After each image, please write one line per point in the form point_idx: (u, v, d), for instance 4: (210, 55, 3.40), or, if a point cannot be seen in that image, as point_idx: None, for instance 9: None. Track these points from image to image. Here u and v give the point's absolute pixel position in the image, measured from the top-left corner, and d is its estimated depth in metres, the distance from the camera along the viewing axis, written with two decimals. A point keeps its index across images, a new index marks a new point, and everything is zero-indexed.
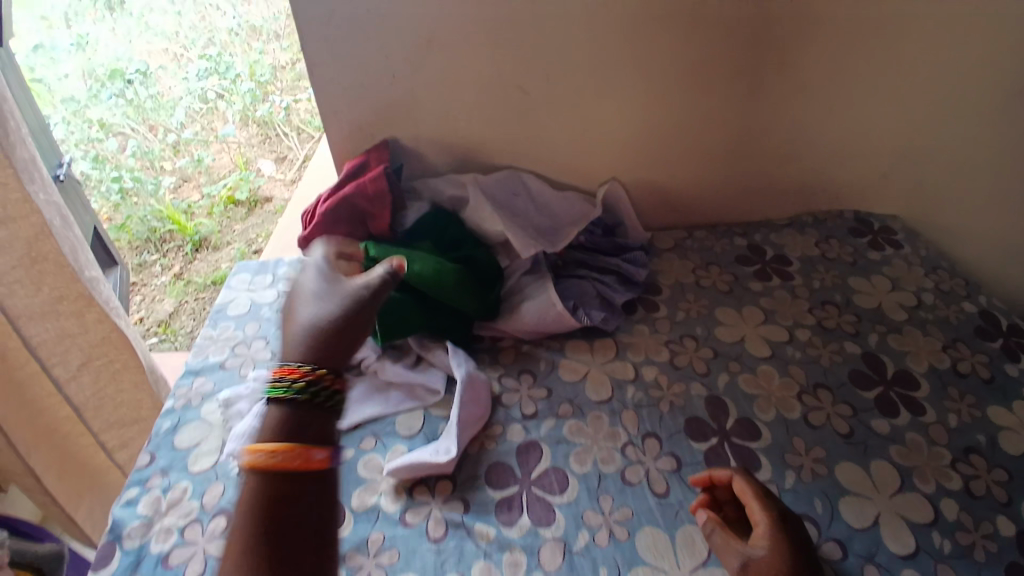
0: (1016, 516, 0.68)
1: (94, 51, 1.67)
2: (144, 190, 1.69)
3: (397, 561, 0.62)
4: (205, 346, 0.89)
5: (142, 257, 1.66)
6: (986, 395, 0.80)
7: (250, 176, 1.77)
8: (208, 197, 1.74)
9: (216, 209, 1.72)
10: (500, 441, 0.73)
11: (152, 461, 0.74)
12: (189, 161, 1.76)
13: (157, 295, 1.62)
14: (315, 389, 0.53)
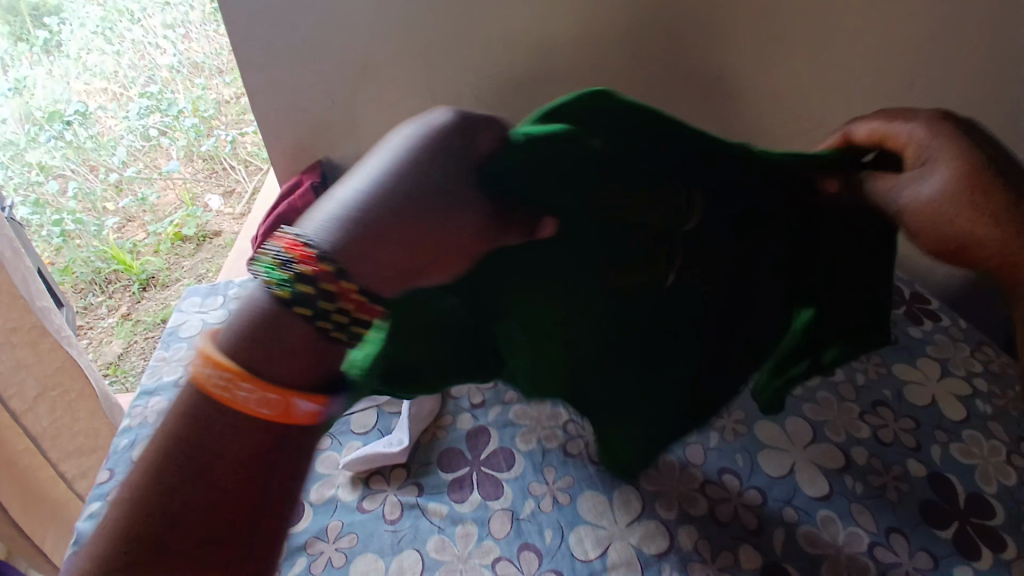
0: (926, 458, 0.74)
1: (32, 95, 1.60)
2: (87, 231, 1.69)
3: (355, 543, 0.66)
4: (158, 366, 0.92)
5: (87, 299, 1.71)
6: (890, 355, 0.88)
7: (196, 211, 1.82)
8: (154, 235, 1.78)
9: (162, 245, 1.77)
10: (451, 429, 0.78)
11: (111, 477, 0.77)
12: (132, 200, 1.78)
13: (106, 337, 1.68)
14: (296, 292, 0.33)
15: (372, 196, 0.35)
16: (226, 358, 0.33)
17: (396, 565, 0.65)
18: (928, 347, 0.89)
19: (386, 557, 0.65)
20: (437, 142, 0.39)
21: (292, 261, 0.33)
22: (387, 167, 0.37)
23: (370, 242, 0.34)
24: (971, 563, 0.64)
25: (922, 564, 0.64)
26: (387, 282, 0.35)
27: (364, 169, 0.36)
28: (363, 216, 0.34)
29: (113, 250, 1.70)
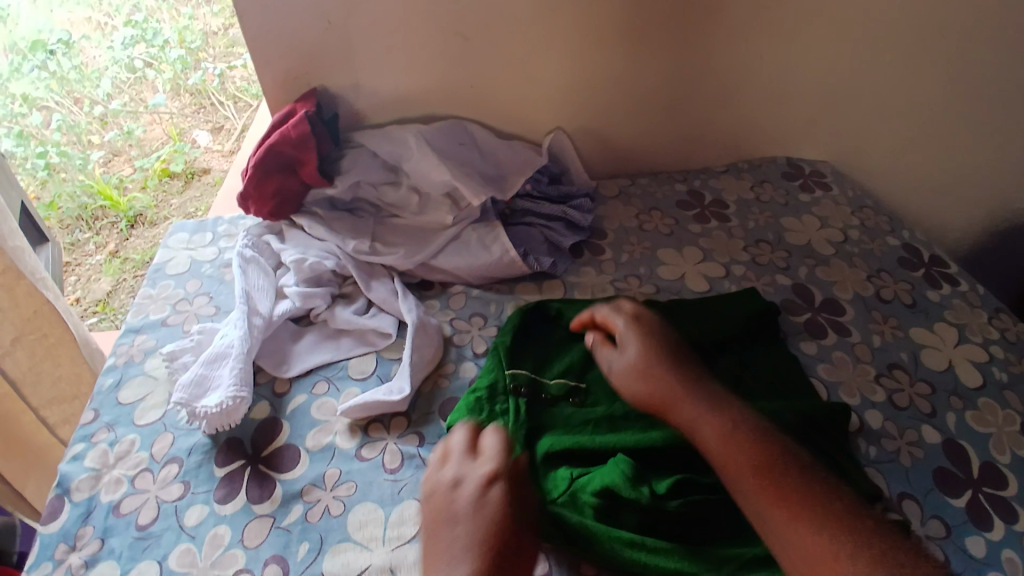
0: (941, 425, 0.72)
1: (15, 25, 1.55)
2: (72, 165, 1.58)
3: (354, 492, 0.63)
4: (143, 304, 0.87)
5: (73, 235, 1.55)
6: (907, 318, 0.85)
7: (183, 145, 1.67)
8: (141, 170, 1.64)
9: (149, 181, 1.63)
10: (453, 378, 0.75)
11: (97, 418, 0.74)
12: (118, 134, 1.67)
13: (91, 275, 1.52)
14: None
15: (488, 543, 0.53)
16: None
17: (398, 514, 0.61)
18: (946, 311, 0.86)
19: (385, 507, 0.62)
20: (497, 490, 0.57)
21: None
22: (473, 523, 0.54)
23: (493, 554, 0.52)
24: (984, 534, 0.63)
25: (934, 532, 0.63)
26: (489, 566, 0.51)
27: (455, 521, 0.55)
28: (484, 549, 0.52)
29: (99, 184, 1.56)
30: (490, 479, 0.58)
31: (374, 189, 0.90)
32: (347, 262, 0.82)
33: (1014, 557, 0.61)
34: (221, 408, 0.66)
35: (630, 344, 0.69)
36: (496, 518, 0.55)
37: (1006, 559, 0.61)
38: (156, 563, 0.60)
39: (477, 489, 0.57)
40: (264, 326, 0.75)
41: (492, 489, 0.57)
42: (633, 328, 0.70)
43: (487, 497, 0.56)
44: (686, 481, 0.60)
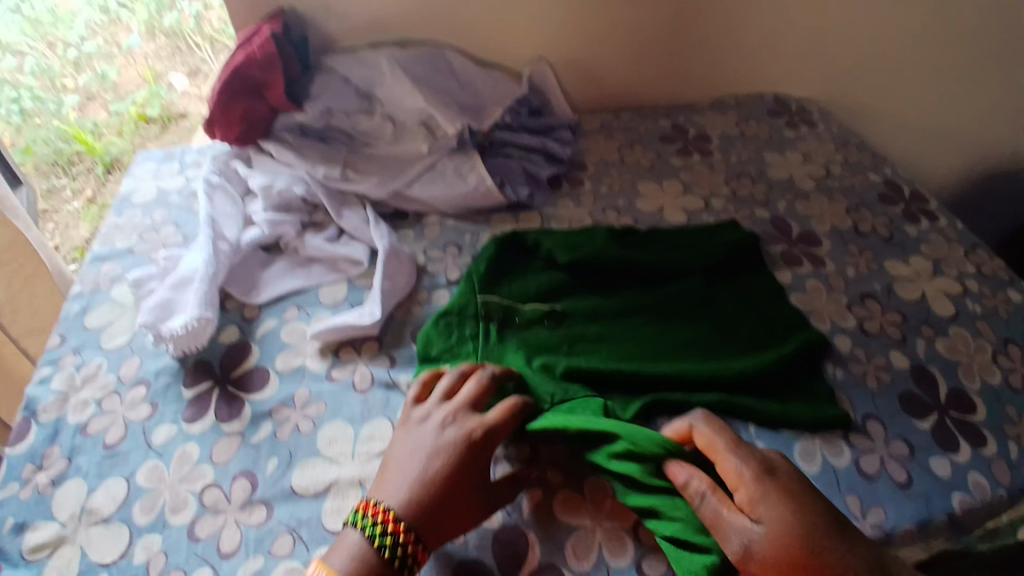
0: (910, 352, 0.72)
1: None
2: (47, 109, 1.36)
3: (323, 412, 0.63)
4: (110, 233, 0.85)
5: (50, 182, 1.39)
6: (883, 252, 0.84)
7: (159, 89, 1.46)
8: (116, 113, 1.45)
9: (123, 126, 1.45)
10: (426, 305, 0.74)
11: (64, 343, 0.73)
12: (92, 77, 1.43)
13: (70, 223, 1.40)
14: (396, 553, 0.49)
15: (432, 487, 0.51)
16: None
17: (366, 432, 0.61)
18: (923, 245, 0.86)
19: (355, 425, 0.62)
20: (468, 446, 0.54)
21: (392, 533, 0.49)
22: (432, 468, 0.52)
23: (435, 496, 0.51)
24: (949, 456, 0.62)
25: (897, 450, 0.62)
26: (427, 515, 0.50)
27: (419, 455, 0.53)
28: (428, 499, 0.51)
29: (74, 130, 1.38)
30: (472, 437, 0.54)
31: (348, 117, 0.87)
32: (317, 188, 0.80)
33: (981, 480, 0.60)
34: (187, 330, 0.65)
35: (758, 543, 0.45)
36: (449, 468, 0.52)
37: (973, 482, 0.60)
38: (123, 479, 0.60)
39: (454, 438, 0.54)
40: (231, 251, 0.74)
41: (450, 429, 0.55)
42: (751, 481, 0.48)
43: (444, 435, 0.54)
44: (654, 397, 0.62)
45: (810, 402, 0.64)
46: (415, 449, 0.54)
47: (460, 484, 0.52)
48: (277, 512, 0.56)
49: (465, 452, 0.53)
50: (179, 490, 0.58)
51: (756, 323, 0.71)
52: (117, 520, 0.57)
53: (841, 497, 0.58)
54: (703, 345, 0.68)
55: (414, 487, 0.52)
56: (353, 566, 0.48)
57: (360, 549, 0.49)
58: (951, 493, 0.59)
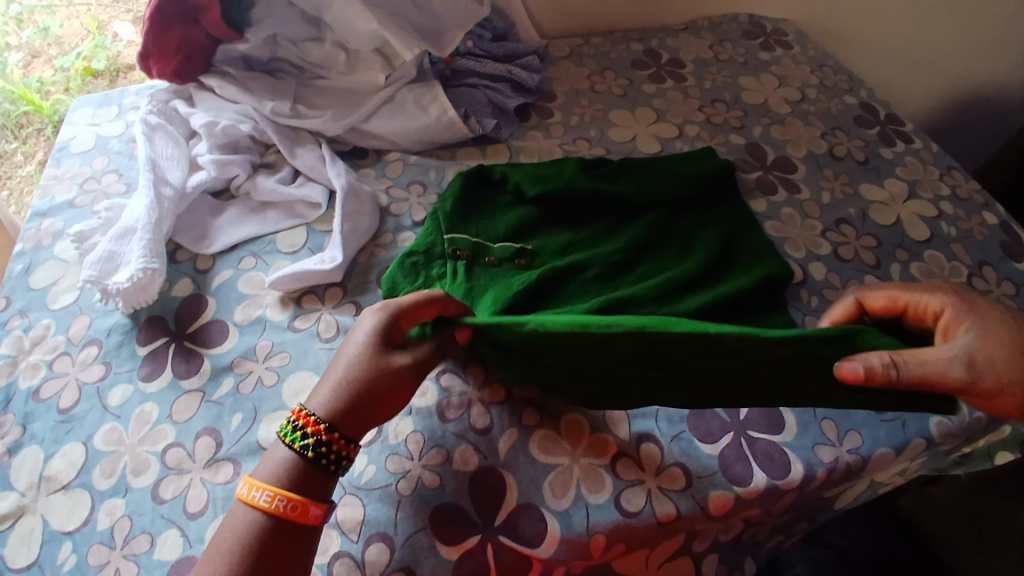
0: (884, 276, 0.71)
1: None
2: None
3: (288, 362, 0.60)
4: (48, 185, 0.79)
5: None
6: (859, 176, 0.83)
7: (104, 40, 1.07)
8: (61, 70, 1.06)
9: (70, 83, 1.07)
10: (391, 248, 0.70)
11: (8, 305, 0.68)
12: (34, 33, 1.03)
13: (25, 188, 1.05)
14: (320, 451, 0.47)
15: (350, 391, 0.48)
16: (273, 486, 0.46)
17: None
18: (897, 168, 0.84)
19: (322, 374, 0.59)
20: (379, 337, 0.50)
21: (313, 433, 0.47)
22: (349, 367, 0.49)
23: (354, 398, 0.48)
24: None
25: None
26: (348, 405, 0.48)
27: (342, 350, 0.51)
28: (347, 387, 0.48)
29: (18, 88, 1.01)
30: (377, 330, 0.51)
31: (296, 46, 0.80)
32: (266, 125, 0.75)
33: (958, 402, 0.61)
34: (134, 283, 0.61)
35: (983, 358, 0.43)
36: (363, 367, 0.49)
37: None
38: (81, 444, 0.57)
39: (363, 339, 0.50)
40: (176, 197, 0.68)
41: (368, 319, 0.52)
42: (955, 305, 0.46)
43: (362, 326, 0.52)
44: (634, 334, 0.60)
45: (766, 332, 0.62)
46: (340, 347, 0.52)
47: (379, 369, 0.49)
48: (245, 467, 0.54)
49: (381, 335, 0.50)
50: (140, 451, 0.56)
51: (724, 251, 0.69)
52: (78, 486, 0.55)
53: (818, 423, 0.58)
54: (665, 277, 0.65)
55: (335, 377, 0.49)
56: (281, 475, 0.47)
57: (288, 460, 0.47)
58: (927, 417, 0.60)
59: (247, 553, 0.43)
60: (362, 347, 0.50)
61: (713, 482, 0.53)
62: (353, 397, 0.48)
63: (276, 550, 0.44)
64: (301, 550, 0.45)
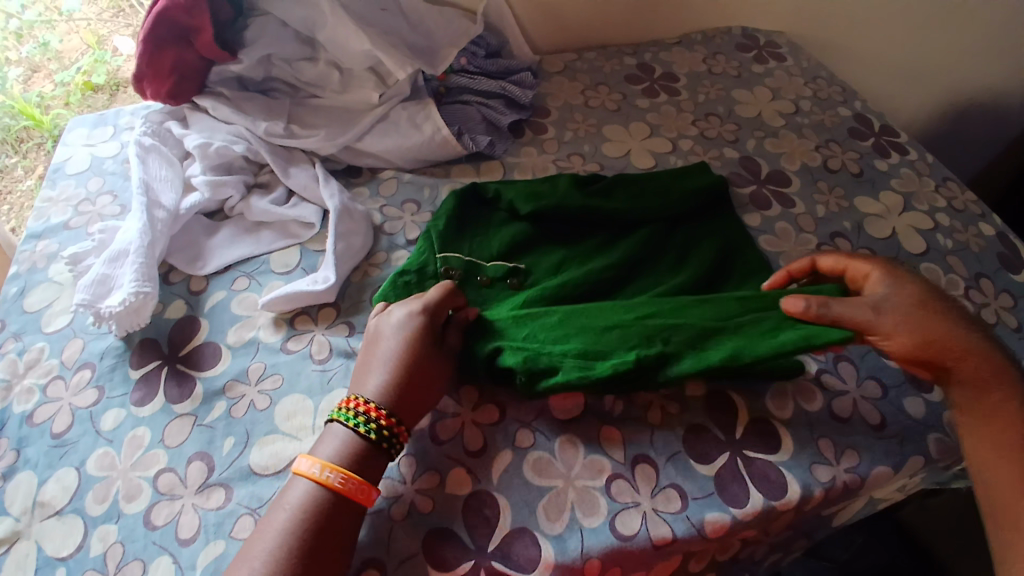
0: None
1: None
2: None
3: (281, 384, 0.60)
4: (44, 207, 0.79)
5: None
6: (853, 188, 0.83)
7: (105, 54, 1.06)
8: (60, 83, 1.06)
9: (70, 97, 1.07)
10: (385, 267, 0.70)
11: (2, 328, 0.68)
12: (34, 48, 1.03)
13: (25, 203, 1.06)
14: (382, 434, 0.50)
15: (398, 373, 0.53)
16: (338, 464, 0.49)
17: (327, 404, 0.59)
18: (892, 180, 0.84)
19: (314, 397, 0.59)
20: (414, 326, 0.55)
21: (373, 416, 0.50)
22: (394, 354, 0.54)
23: (404, 379, 0.53)
24: (922, 394, 0.62)
25: (870, 393, 0.61)
26: (401, 391, 0.52)
27: (380, 342, 0.55)
28: (396, 374, 0.53)
29: (18, 102, 1.02)
30: (415, 318, 0.56)
31: (289, 66, 0.81)
32: (259, 146, 0.75)
33: None
34: (126, 306, 0.61)
35: (891, 304, 0.55)
36: (408, 352, 0.54)
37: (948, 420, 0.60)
38: (74, 469, 0.57)
39: (402, 327, 0.56)
40: (170, 220, 0.68)
41: (398, 313, 0.57)
42: (881, 268, 0.58)
43: (394, 319, 0.56)
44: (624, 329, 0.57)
45: None
46: (374, 342, 0.56)
47: (421, 354, 0.54)
48: (237, 492, 0.54)
49: (413, 322, 0.56)
50: (132, 477, 0.55)
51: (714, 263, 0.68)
52: (71, 512, 0.54)
53: (814, 442, 0.57)
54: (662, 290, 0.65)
55: (381, 367, 0.53)
56: (342, 454, 0.49)
57: (348, 442, 0.50)
58: (925, 433, 0.59)
59: (311, 523, 0.46)
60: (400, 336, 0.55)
61: (710, 504, 0.53)
62: (405, 383, 0.53)
63: (337, 525, 0.46)
64: (350, 528, 0.47)
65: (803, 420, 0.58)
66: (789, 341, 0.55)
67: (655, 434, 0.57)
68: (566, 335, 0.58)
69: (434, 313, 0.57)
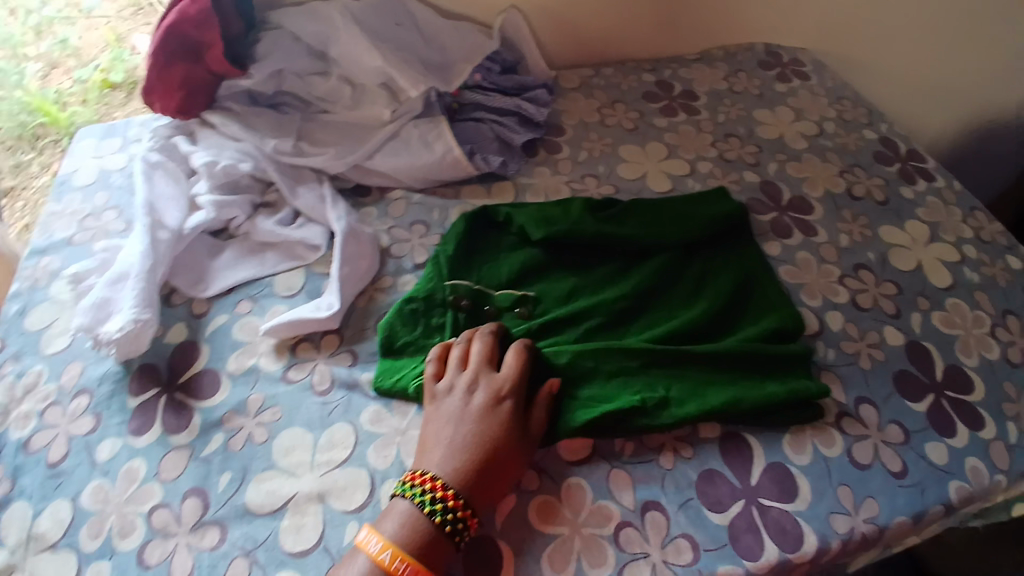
0: (904, 327, 0.68)
1: None
2: (7, 81, 1.03)
3: (280, 417, 0.58)
4: (48, 220, 0.78)
5: (15, 157, 1.03)
6: (878, 217, 0.80)
7: (123, 52, 1.06)
8: (79, 80, 1.05)
9: (87, 94, 1.05)
10: (391, 292, 0.68)
11: (2, 349, 0.67)
12: (53, 44, 1.06)
13: (39, 200, 1.02)
14: (448, 519, 0.48)
15: (479, 452, 0.51)
16: (404, 546, 0.47)
17: (327, 439, 0.57)
18: (919, 209, 0.81)
19: (314, 431, 0.57)
20: (493, 412, 0.53)
21: (442, 498, 0.49)
22: (471, 442, 0.52)
23: (483, 462, 0.51)
24: (944, 440, 0.59)
25: (891, 436, 0.59)
26: (477, 480, 0.50)
27: (454, 424, 0.53)
28: (473, 463, 0.51)
29: (35, 99, 1.02)
30: (501, 392, 0.54)
31: (300, 80, 0.79)
32: (266, 164, 0.74)
33: (978, 464, 0.58)
34: (125, 333, 0.60)
35: None
36: (492, 428, 0.52)
37: (970, 468, 0.58)
38: (69, 501, 0.55)
39: (486, 400, 0.54)
40: (174, 240, 0.67)
41: (475, 395, 0.54)
42: None
43: (472, 401, 0.54)
44: (625, 379, 0.58)
45: (752, 382, 0.59)
46: (446, 421, 0.53)
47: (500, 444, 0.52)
48: (232, 532, 0.52)
49: (493, 407, 0.54)
50: (126, 512, 0.54)
51: (723, 292, 0.66)
52: (65, 546, 0.53)
53: (833, 490, 0.55)
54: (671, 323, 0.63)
55: (455, 452, 0.51)
56: (405, 532, 0.48)
57: (411, 517, 0.49)
58: (946, 481, 0.57)
59: None
60: (478, 421, 0.53)
61: (722, 556, 0.51)
62: (482, 474, 0.51)
63: None
64: None
65: (822, 468, 0.56)
66: (776, 393, 0.57)
67: (666, 479, 0.55)
68: (579, 377, 0.58)
69: (521, 390, 0.55)
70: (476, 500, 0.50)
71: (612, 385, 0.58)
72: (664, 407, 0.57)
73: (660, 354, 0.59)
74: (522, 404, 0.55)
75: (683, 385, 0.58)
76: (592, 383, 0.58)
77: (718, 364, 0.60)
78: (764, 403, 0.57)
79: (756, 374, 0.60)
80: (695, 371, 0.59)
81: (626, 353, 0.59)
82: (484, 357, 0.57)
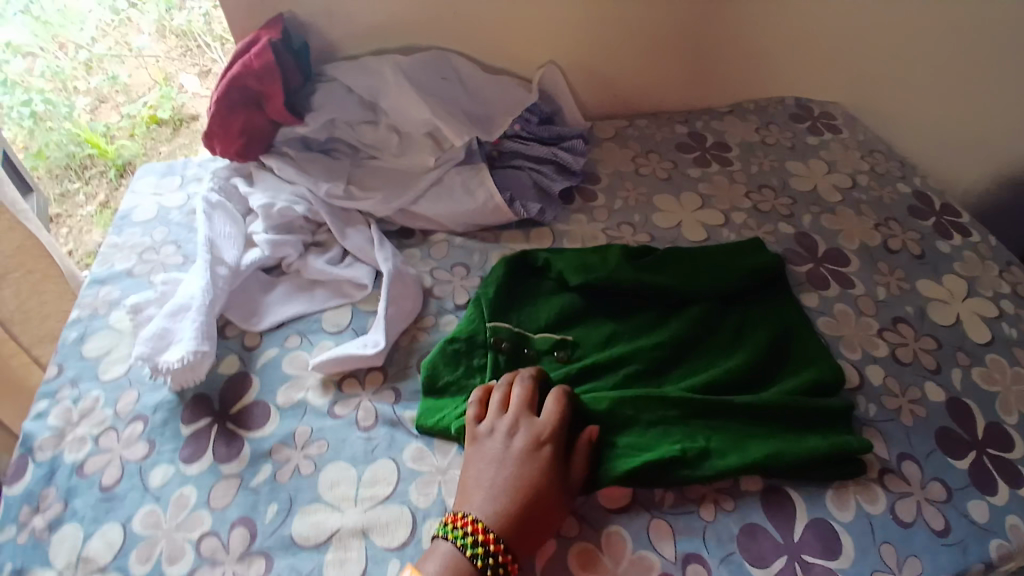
0: (946, 383, 0.67)
1: None
2: (58, 113, 1.15)
3: (326, 451, 0.60)
4: (109, 252, 0.82)
5: (62, 186, 1.18)
6: (915, 270, 0.80)
7: (170, 90, 1.20)
8: (128, 116, 1.20)
9: (135, 129, 1.20)
10: (433, 331, 0.70)
11: (61, 373, 0.70)
12: (102, 80, 1.20)
13: (83, 227, 1.18)
14: (489, 563, 0.49)
15: (521, 496, 0.52)
16: None
17: (370, 475, 0.58)
18: (956, 263, 0.81)
19: (358, 466, 0.59)
20: (535, 456, 0.54)
21: (483, 542, 0.49)
22: (513, 486, 0.52)
23: (525, 507, 0.52)
24: (988, 499, 0.58)
25: (933, 494, 0.58)
26: (518, 525, 0.51)
27: (496, 467, 0.54)
28: (514, 508, 0.51)
29: (85, 132, 1.16)
30: (542, 437, 0.55)
31: (352, 128, 0.83)
32: (319, 207, 0.77)
33: (1020, 523, 0.57)
34: (183, 363, 0.62)
35: None
36: (534, 473, 0.53)
37: (1011, 526, 0.56)
38: (120, 525, 0.57)
39: (527, 444, 0.55)
40: (231, 275, 0.71)
41: (516, 439, 0.55)
42: None
43: (512, 445, 0.55)
44: (665, 429, 0.59)
45: (792, 435, 0.59)
46: (488, 464, 0.54)
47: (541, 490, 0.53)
48: (278, 563, 0.53)
49: (534, 451, 0.54)
50: (176, 538, 0.55)
51: (761, 343, 0.66)
52: (114, 569, 0.54)
53: (877, 548, 0.54)
54: (709, 373, 0.63)
55: (497, 497, 0.52)
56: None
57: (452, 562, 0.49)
58: (987, 539, 0.55)
59: None
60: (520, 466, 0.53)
61: None
62: (523, 519, 0.51)
63: None
64: None
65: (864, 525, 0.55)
66: (818, 448, 0.57)
67: (708, 531, 0.55)
68: (620, 425, 0.59)
69: (562, 434, 0.56)
70: (516, 546, 0.50)
71: (653, 435, 0.58)
72: (706, 459, 0.57)
73: (701, 405, 0.60)
74: (563, 449, 0.56)
75: (723, 437, 0.58)
76: (633, 432, 0.59)
77: (758, 416, 0.60)
78: (806, 458, 0.57)
79: (796, 427, 0.60)
80: (735, 424, 0.59)
81: (666, 403, 0.60)
82: (524, 401, 0.58)
